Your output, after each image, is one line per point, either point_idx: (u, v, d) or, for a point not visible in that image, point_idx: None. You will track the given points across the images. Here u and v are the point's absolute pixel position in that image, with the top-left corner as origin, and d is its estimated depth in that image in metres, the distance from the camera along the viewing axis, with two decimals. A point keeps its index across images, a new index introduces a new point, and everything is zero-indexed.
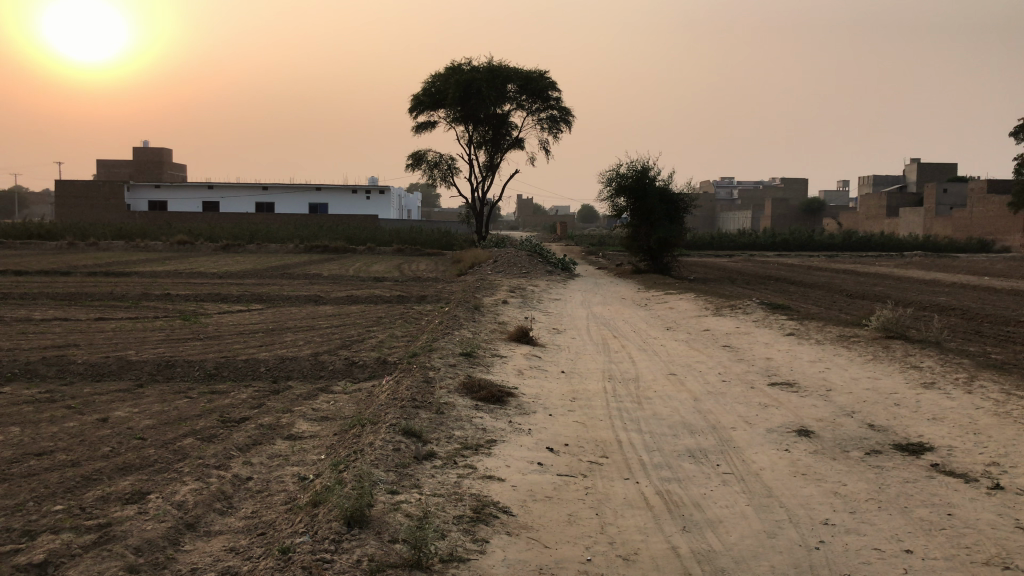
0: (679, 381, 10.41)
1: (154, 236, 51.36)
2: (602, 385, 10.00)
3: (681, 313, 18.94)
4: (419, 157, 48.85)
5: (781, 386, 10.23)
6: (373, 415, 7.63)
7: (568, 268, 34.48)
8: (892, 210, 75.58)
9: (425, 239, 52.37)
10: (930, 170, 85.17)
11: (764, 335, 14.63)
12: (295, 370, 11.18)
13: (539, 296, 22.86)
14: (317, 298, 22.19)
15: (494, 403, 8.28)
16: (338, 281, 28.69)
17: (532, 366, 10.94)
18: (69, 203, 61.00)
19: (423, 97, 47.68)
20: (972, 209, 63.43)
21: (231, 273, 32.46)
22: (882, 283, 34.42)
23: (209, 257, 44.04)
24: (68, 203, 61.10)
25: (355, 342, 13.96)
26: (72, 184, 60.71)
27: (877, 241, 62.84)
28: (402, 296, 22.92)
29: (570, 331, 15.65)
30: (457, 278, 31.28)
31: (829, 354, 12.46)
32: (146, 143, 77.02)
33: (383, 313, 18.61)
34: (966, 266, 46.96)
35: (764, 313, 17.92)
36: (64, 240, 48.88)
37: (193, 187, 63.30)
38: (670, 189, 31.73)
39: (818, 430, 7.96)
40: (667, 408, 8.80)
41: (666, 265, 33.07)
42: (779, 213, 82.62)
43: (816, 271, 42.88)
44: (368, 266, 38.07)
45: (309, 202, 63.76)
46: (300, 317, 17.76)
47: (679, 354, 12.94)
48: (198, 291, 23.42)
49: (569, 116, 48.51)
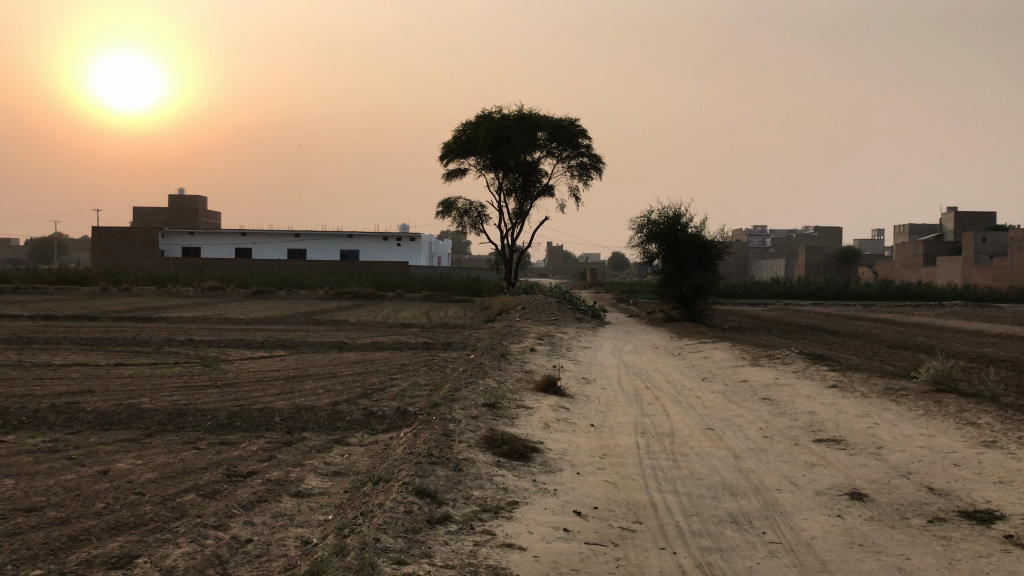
0: (716, 437, 9.73)
1: (185, 282, 51.57)
2: (634, 440, 9.34)
3: (716, 363, 18.24)
4: (449, 204, 48.82)
5: (827, 444, 9.51)
6: (386, 471, 7.09)
7: (598, 314, 33.89)
8: (929, 259, 74.11)
9: (455, 285, 52.07)
10: (968, 218, 83.67)
11: (805, 388, 13.89)
12: (311, 420, 10.66)
13: (569, 343, 22.29)
14: (342, 344, 21.80)
15: (516, 459, 7.69)
16: (364, 327, 28.38)
17: (559, 419, 10.33)
18: (105, 249, 61.72)
19: (454, 144, 47.82)
20: (1012, 258, 61.93)
21: (258, 319, 32.22)
22: (924, 333, 33.34)
23: (239, 304, 44.07)
24: (103, 249, 61.85)
25: (376, 390, 13.47)
26: (108, 231, 61.51)
27: (915, 290, 61.51)
28: (427, 343, 22.45)
29: (600, 380, 15.04)
30: (485, 325, 30.84)
31: (876, 408, 11.71)
32: (182, 191, 78.22)
33: (407, 360, 18.12)
34: (1010, 316, 45.52)
35: (804, 363, 17.17)
36: (97, 286, 49.23)
37: (226, 234, 63.79)
38: (703, 237, 31.16)
39: (873, 493, 7.25)
40: (705, 466, 8.14)
41: (698, 313, 32.38)
42: (813, 262, 81.42)
43: (853, 320, 41.90)
44: (396, 312, 37.81)
45: (339, 249, 63.92)
46: (323, 364, 17.30)
47: (715, 406, 12.24)
48: (222, 337, 23.16)
49: (600, 163, 48.26)
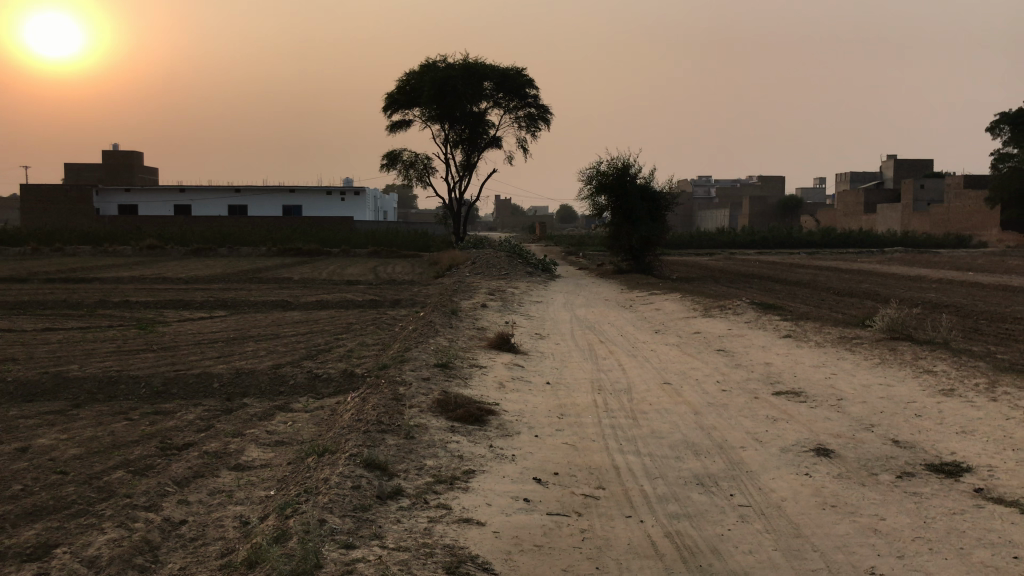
0: (675, 392, 9.46)
1: (121, 240, 49.80)
2: (592, 398, 9.02)
3: (669, 315, 18.03)
4: (394, 157, 47.74)
5: (786, 396, 9.31)
6: (331, 442, 6.66)
7: (548, 268, 33.57)
8: (869, 206, 75.33)
9: (402, 240, 51.21)
10: (906, 166, 85.14)
11: (759, 338, 13.73)
12: (253, 385, 10.13)
13: (520, 298, 21.94)
14: (286, 303, 21.07)
15: (472, 423, 7.30)
16: (309, 285, 27.63)
17: (513, 377, 9.96)
18: (35, 208, 59.27)
19: (397, 95, 46.61)
20: (949, 205, 63.18)
21: (199, 279, 31.12)
22: (868, 280, 33.78)
23: (179, 262, 42.68)
24: (34, 208, 59.39)
25: (321, 352, 12.94)
26: (38, 189, 59.01)
27: (856, 238, 62.49)
28: (375, 300, 21.88)
29: (554, 336, 14.72)
30: (433, 280, 30.32)
31: (832, 358, 11.59)
32: (117, 147, 75.42)
33: (353, 319, 17.56)
34: (948, 261, 46.49)
35: (756, 313, 17.05)
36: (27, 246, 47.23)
37: (164, 191, 61.69)
38: (652, 187, 30.89)
39: (839, 449, 7.03)
40: (666, 424, 7.84)
41: (648, 265, 32.32)
42: (757, 212, 82.18)
43: (798, 268, 42.39)
44: (341, 269, 36.98)
45: (282, 205, 62.33)
46: (266, 325, 16.65)
47: (671, 360, 11.99)
48: (160, 298, 22.25)
49: (548, 114, 47.59)
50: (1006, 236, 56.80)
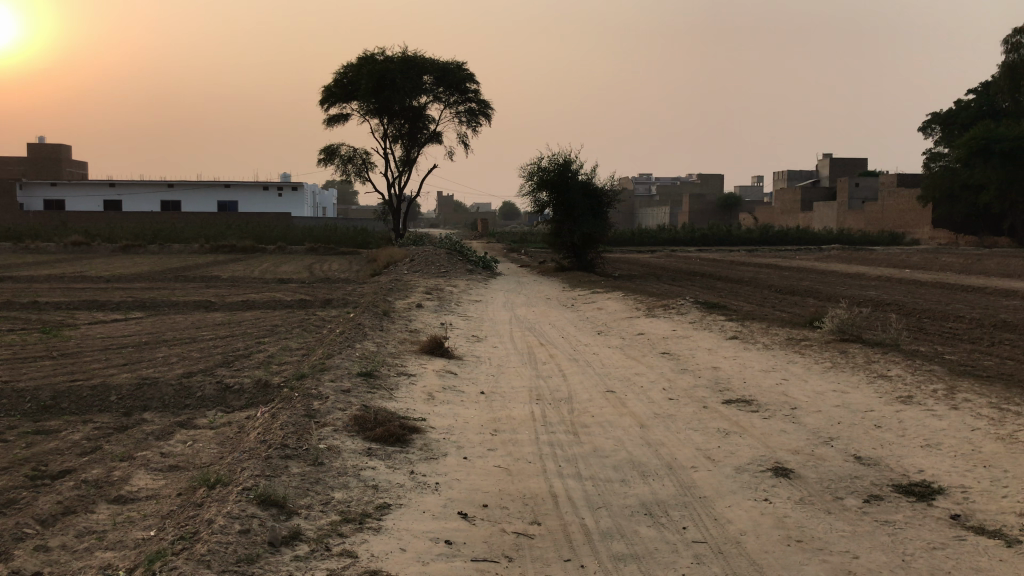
0: (619, 401, 8.74)
1: (44, 237, 47.47)
2: (530, 410, 8.25)
3: (611, 315, 17.40)
4: (331, 151, 46.42)
5: (737, 405, 8.68)
6: (228, 470, 5.77)
7: (489, 265, 32.81)
8: (806, 204, 76.33)
9: (340, 237, 49.91)
10: (842, 165, 86.60)
11: (705, 340, 13.15)
12: (155, 397, 9.09)
13: (458, 297, 21.15)
14: (210, 303, 19.88)
15: (393, 444, 6.46)
16: (238, 284, 26.40)
17: (444, 388, 9.13)
18: None
19: (334, 88, 45.29)
20: (883, 203, 64.29)
21: (122, 277, 29.58)
22: (808, 278, 33.77)
23: (105, 260, 40.76)
24: None
25: (238, 359, 11.92)
26: None
27: (794, 236, 63.14)
28: (305, 300, 20.82)
29: (491, 338, 13.95)
30: (370, 278, 29.36)
31: (781, 362, 11.04)
32: (42, 139, 72.30)
33: (279, 321, 16.53)
34: (884, 259, 47.15)
35: (701, 313, 16.51)
36: None
37: (92, 186, 59.25)
38: (593, 184, 30.33)
39: (798, 467, 6.38)
40: (609, 439, 7.14)
41: (590, 262, 31.84)
42: (697, 210, 82.69)
43: (738, 265, 42.37)
44: (275, 267, 35.65)
45: (217, 200, 60.37)
46: (184, 327, 15.50)
47: (614, 364, 11.29)
48: (75, 298, 20.83)
49: (489, 109, 46.76)
50: (937, 234, 57.93)
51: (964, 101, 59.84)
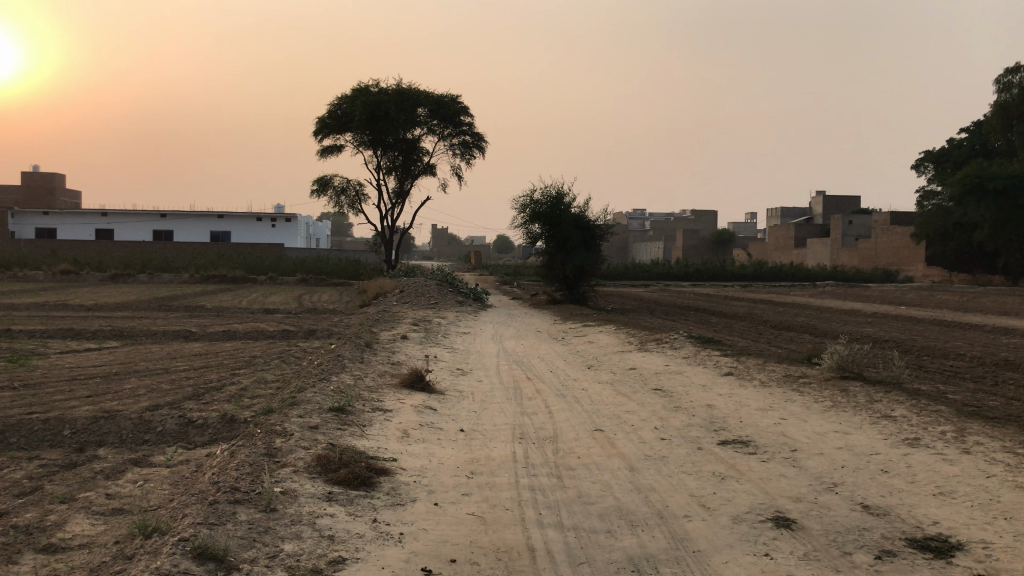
0: (607, 441, 8.17)
1: (31, 265, 46.85)
2: (511, 450, 7.67)
3: (601, 349, 16.84)
4: (325, 182, 46.06)
5: (733, 447, 8.13)
6: (169, 517, 5.17)
7: (480, 297, 32.30)
8: (800, 241, 76.20)
9: (332, 268, 49.41)
10: (835, 202, 86.68)
11: (698, 376, 12.60)
12: (111, 432, 8.49)
13: (445, 328, 20.59)
14: (190, 333, 19.27)
15: (357, 488, 5.89)
16: (223, 314, 25.79)
17: (422, 425, 8.57)
18: None
19: (328, 119, 45.05)
20: (877, 240, 64.14)
21: (106, 306, 28.97)
22: (804, 313, 33.37)
23: (91, 288, 40.13)
24: None
25: (209, 391, 11.33)
26: None
27: (788, 272, 62.85)
28: (289, 331, 20.24)
29: (477, 372, 13.38)
30: (358, 309, 28.83)
31: (779, 401, 10.50)
32: (36, 167, 71.94)
33: (259, 352, 15.95)
34: (879, 295, 46.80)
35: (694, 348, 15.96)
36: None
37: (84, 214, 58.75)
38: (586, 217, 29.96)
39: (800, 517, 5.82)
40: (596, 484, 6.58)
41: (582, 295, 31.36)
42: (691, 244, 82.51)
43: (733, 300, 41.91)
44: (263, 297, 35.09)
45: (210, 231, 59.89)
46: (160, 358, 14.89)
47: (603, 400, 10.70)
48: (52, 326, 20.20)
49: (483, 142, 46.53)
50: (931, 271, 57.79)
51: (957, 140, 59.95)
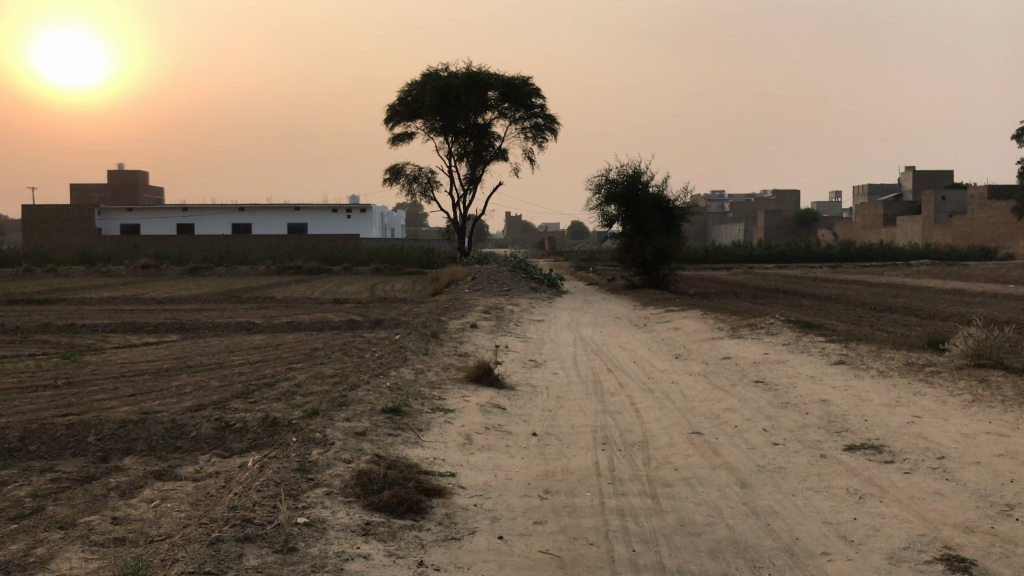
0: (709, 449, 6.82)
1: (116, 260, 47.61)
2: (594, 459, 6.43)
3: (689, 337, 15.40)
4: (397, 171, 45.37)
5: (863, 453, 6.70)
6: (161, 559, 4.07)
7: (555, 283, 31.07)
8: (888, 219, 72.53)
9: (406, 257, 48.80)
10: (926, 177, 82.31)
11: (804, 367, 11.10)
12: (140, 438, 7.54)
13: (519, 316, 19.40)
14: (254, 325, 18.54)
15: (403, 517, 4.74)
16: (293, 305, 25.17)
17: (489, 428, 7.37)
18: (36, 228, 57.34)
19: (399, 106, 44.28)
20: (972, 216, 60.46)
21: (179, 299, 28.70)
22: (903, 294, 31.12)
23: (170, 282, 40.38)
24: (34, 229, 57.47)
25: (262, 388, 10.39)
26: (40, 210, 57.18)
27: (877, 251, 59.74)
28: (355, 321, 19.33)
29: (552, 363, 12.14)
30: (430, 297, 27.96)
31: (906, 395, 8.94)
32: (122, 166, 73.60)
33: (321, 344, 15.05)
34: (981, 274, 43.77)
35: (795, 334, 14.36)
36: (19, 267, 45.18)
37: (166, 210, 59.63)
38: (665, 196, 28.41)
39: (979, 557, 4.41)
40: (703, 506, 5.27)
41: (662, 279, 29.80)
42: (772, 225, 79.50)
43: (823, 282, 39.62)
44: (337, 287, 34.59)
45: (286, 223, 60.06)
46: (219, 352, 14.10)
47: (698, 397, 9.31)
48: (121, 320, 19.77)
49: (555, 124, 45.10)
50: None
51: None
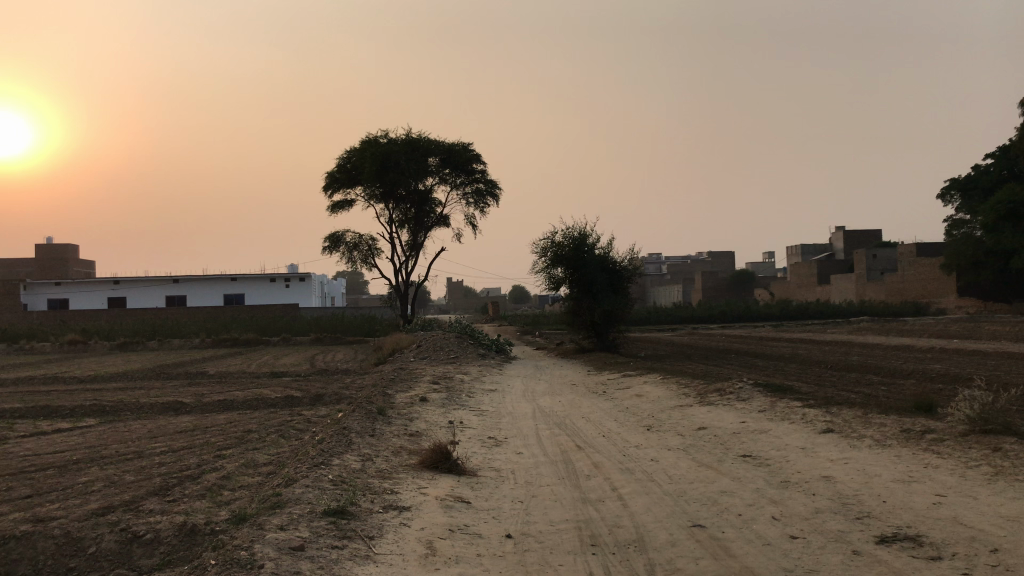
0: (720, 548, 5.74)
1: (39, 337, 44.98)
2: (586, 570, 5.29)
3: (655, 404, 14.30)
4: (336, 238, 44.10)
5: (899, 546, 5.68)
6: None
7: (501, 349, 29.91)
8: (823, 278, 73.55)
9: (347, 325, 47.17)
10: (857, 237, 84.16)
11: (790, 438, 10.10)
12: (26, 560, 6.15)
13: (469, 386, 18.16)
14: (182, 405, 16.91)
15: None
16: (226, 380, 23.50)
17: (456, 529, 6.18)
18: None
19: (337, 173, 43.28)
20: (904, 273, 61.46)
21: (103, 377, 26.72)
22: (855, 352, 30.72)
23: (96, 358, 38.06)
24: None
25: (184, 483, 8.95)
26: None
27: (816, 309, 60.21)
28: (292, 397, 17.82)
29: (514, 440, 10.94)
30: (372, 368, 26.54)
31: (918, 468, 7.96)
32: (49, 239, 70.76)
33: (254, 425, 13.56)
34: (921, 329, 44.07)
35: (768, 399, 13.41)
36: None
37: (95, 284, 57.05)
38: (612, 258, 27.71)
39: None
40: None
41: (612, 343, 28.89)
42: (711, 286, 80.05)
43: (771, 342, 39.26)
44: (274, 360, 32.92)
45: (221, 294, 57.92)
46: (139, 438, 12.53)
47: (685, 477, 8.21)
48: (32, 404, 17.91)
49: (497, 189, 44.50)
50: (965, 302, 55.00)
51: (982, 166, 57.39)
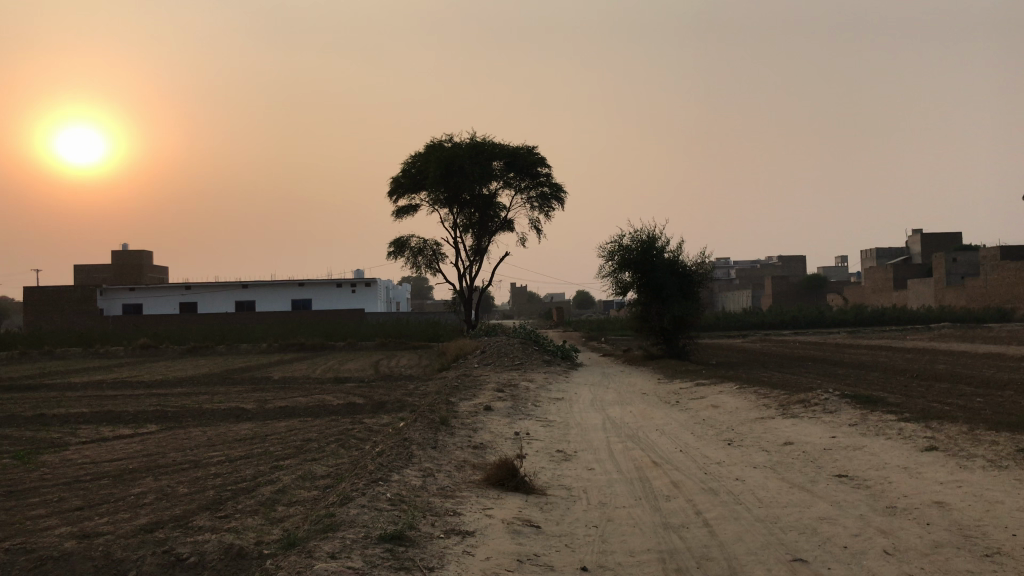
0: None
1: (113, 341, 45.90)
2: None
3: (733, 417, 13.41)
4: (401, 243, 43.98)
5: None
6: None
7: (568, 356, 29.18)
8: (900, 282, 70.81)
9: (411, 330, 46.99)
10: (936, 240, 80.91)
11: (890, 456, 9.19)
12: None
13: (535, 395, 17.52)
14: (243, 412, 16.63)
15: None
16: (291, 386, 23.30)
17: (526, 561, 5.53)
18: (35, 310, 55.85)
19: (402, 178, 43.16)
20: (986, 277, 58.65)
21: (172, 382, 26.85)
22: (939, 360, 29.13)
23: (167, 362, 38.56)
24: (32, 311, 55.95)
25: (237, 497, 8.48)
26: (39, 292, 55.76)
27: (892, 314, 57.88)
28: (354, 404, 17.40)
29: (584, 454, 10.24)
30: (436, 374, 26.10)
31: None
32: (125, 246, 72.54)
33: (314, 434, 13.13)
34: (1008, 336, 41.80)
35: (858, 412, 12.45)
36: (15, 350, 43.49)
37: (168, 289, 58.11)
38: (682, 262, 26.75)
39: None
40: None
41: (682, 349, 27.90)
42: (782, 291, 77.88)
43: (848, 348, 37.67)
44: (339, 365, 32.81)
45: (289, 299, 58.43)
46: (198, 447, 12.19)
47: (778, 501, 7.42)
48: (99, 409, 17.86)
49: (562, 192, 43.79)
50: None
51: None
